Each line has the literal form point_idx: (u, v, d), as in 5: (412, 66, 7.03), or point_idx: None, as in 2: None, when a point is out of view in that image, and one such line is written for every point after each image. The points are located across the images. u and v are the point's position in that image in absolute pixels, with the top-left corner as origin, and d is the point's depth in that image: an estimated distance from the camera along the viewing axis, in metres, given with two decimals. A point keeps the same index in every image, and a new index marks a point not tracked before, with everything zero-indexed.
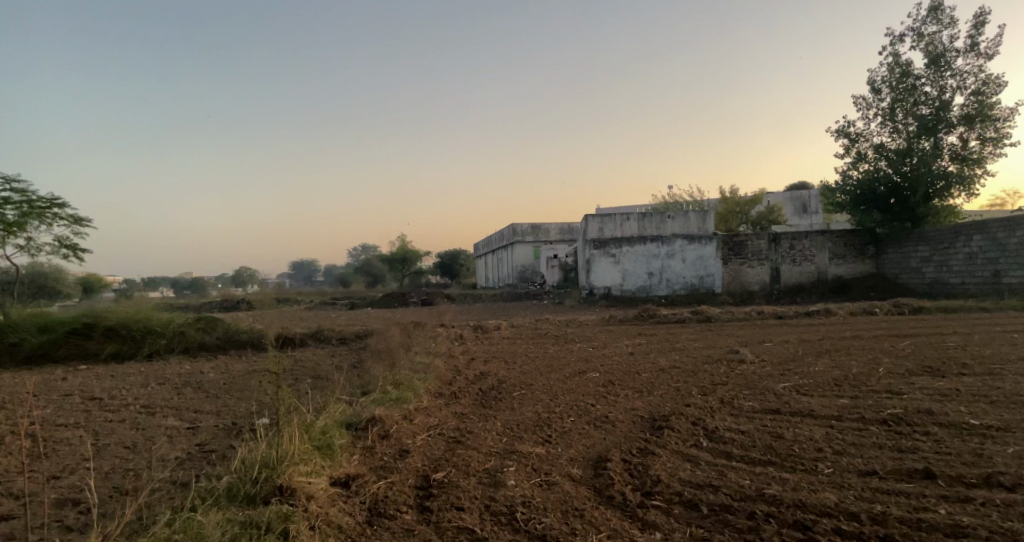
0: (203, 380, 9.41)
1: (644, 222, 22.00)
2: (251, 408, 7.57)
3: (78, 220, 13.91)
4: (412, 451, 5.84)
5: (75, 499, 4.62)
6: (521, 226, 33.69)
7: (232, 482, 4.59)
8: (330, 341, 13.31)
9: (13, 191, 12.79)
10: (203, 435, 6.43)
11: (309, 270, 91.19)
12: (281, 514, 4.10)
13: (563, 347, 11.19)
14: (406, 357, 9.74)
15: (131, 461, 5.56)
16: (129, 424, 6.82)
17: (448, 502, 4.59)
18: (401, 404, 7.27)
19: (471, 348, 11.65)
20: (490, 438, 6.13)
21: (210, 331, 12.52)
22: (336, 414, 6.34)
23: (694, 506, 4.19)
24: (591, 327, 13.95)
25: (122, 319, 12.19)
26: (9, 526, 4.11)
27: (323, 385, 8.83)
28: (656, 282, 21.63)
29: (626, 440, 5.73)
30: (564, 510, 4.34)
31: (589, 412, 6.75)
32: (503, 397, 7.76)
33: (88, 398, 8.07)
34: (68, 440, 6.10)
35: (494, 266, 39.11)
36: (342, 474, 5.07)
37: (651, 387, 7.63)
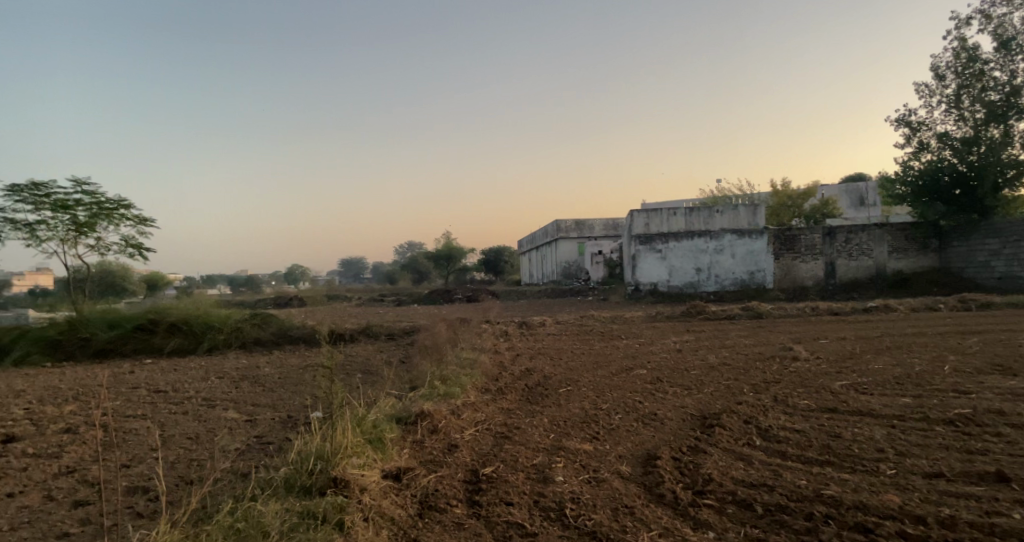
0: (259, 375, 9.73)
1: (692, 218, 21.63)
2: (305, 401, 7.80)
3: (142, 220, 14.51)
4: (461, 445, 5.92)
5: (144, 487, 4.85)
6: (565, 222, 33.60)
7: (289, 474, 4.74)
8: (378, 337, 13.59)
9: (84, 193, 13.44)
10: (260, 428, 6.67)
11: (358, 267, 93.75)
12: (336, 505, 4.23)
13: (610, 343, 11.12)
14: (453, 353, 9.87)
15: (195, 452, 5.82)
16: (192, 416, 7.13)
17: (498, 497, 4.63)
18: (449, 399, 7.37)
19: (517, 344, 11.71)
20: (537, 434, 6.15)
21: (265, 327, 13.00)
22: (386, 408, 6.49)
23: (749, 506, 4.11)
24: (637, 323, 13.83)
25: (184, 316, 12.73)
26: (85, 511, 4.36)
27: (372, 380, 9.01)
28: (704, 277, 21.23)
29: (676, 438, 5.67)
30: (614, 507, 4.33)
31: (637, 409, 6.71)
32: (549, 394, 7.76)
33: (153, 391, 8.47)
34: (136, 431, 6.42)
35: (538, 262, 39.08)
36: (394, 467, 5.18)
37: (701, 385, 7.51)
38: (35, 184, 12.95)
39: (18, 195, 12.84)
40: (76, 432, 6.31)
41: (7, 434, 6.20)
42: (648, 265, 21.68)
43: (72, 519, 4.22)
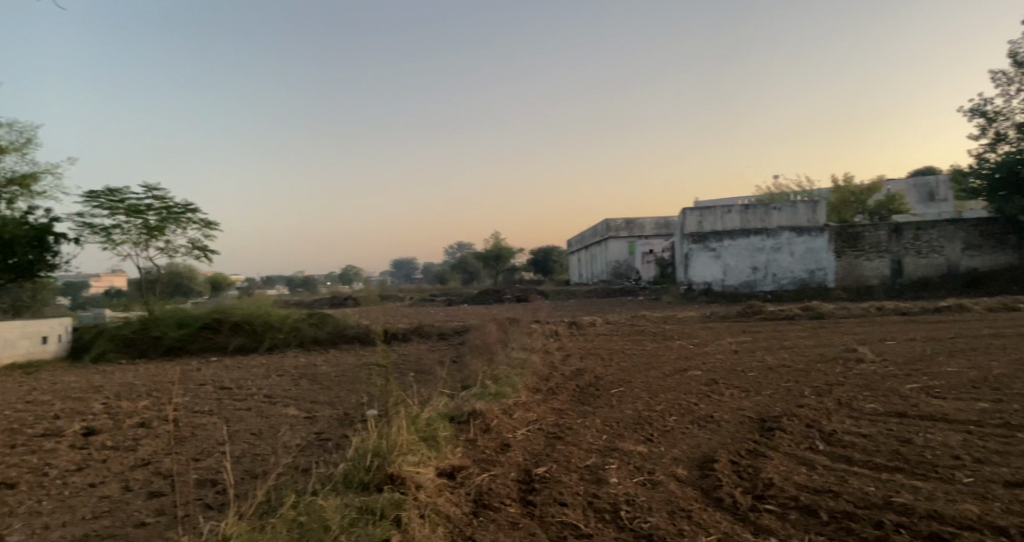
0: (317, 373, 10.02)
1: (747, 215, 21.48)
2: (361, 399, 7.99)
3: (207, 223, 15.12)
4: (513, 445, 5.95)
5: (212, 480, 5.06)
6: (615, 222, 33.26)
7: (348, 470, 4.85)
8: (430, 336, 13.79)
9: (154, 198, 14.12)
10: (318, 424, 6.86)
11: (408, 266, 95.38)
12: (393, 502, 4.31)
13: (663, 344, 10.97)
14: (504, 352, 9.93)
15: (258, 447, 6.04)
16: (255, 412, 7.40)
17: (551, 498, 4.63)
18: (501, 398, 7.41)
19: (567, 344, 11.67)
20: (590, 435, 6.12)
21: (322, 326, 13.41)
22: (440, 407, 6.58)
23: (813, 512, 3.99)
24: (690, 323, 13.59)
25: (246, 315, 13.23)
26: (160, 502, 4.58)
27: (425, 379, 9.15)
28: (761, 277, 20.63)
29: (733, 441, 5.54)
30: (670, 510, 4.27)
31: (693, 411, 6.59)
32: (601, 394, 7.71)
33: (219, 387, 8.83)
34: (204, 426, 6.71)
35: (588, 262, 38.82)
36: (448, 466, 5.24)
37: (759, 386, 7.32)
38: (109, 190, 13.68)
39: (94, 200, 13.59)
40: (150, 426, 6.65)
41: (87, 427, 6.57)
42: (701, 264, 21.22)
43: (147, 509, 4.44)
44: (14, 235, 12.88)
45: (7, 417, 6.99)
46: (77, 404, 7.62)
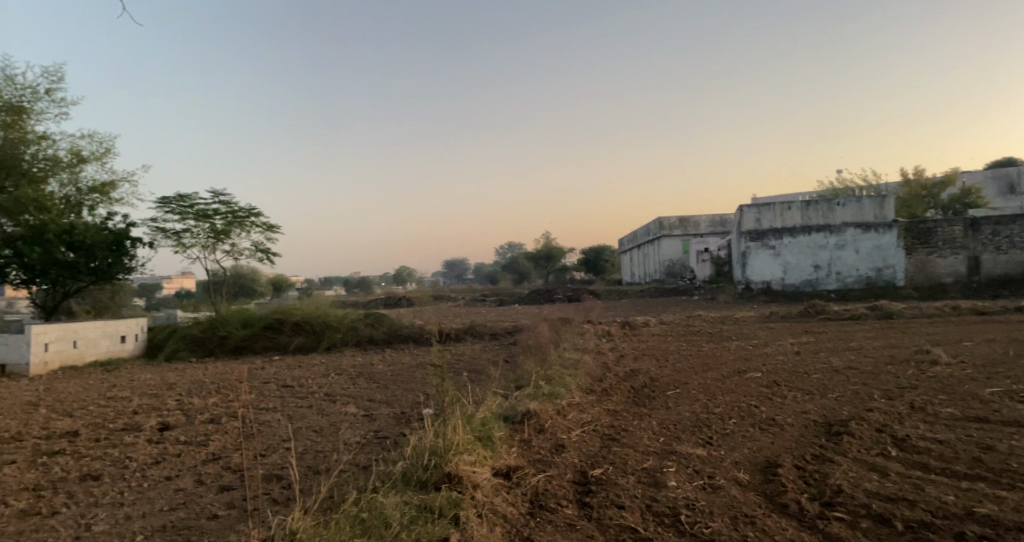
0: (373, 372, 10.26)
1: (809, 211, 20.12)
2: (417, 399, 8.13)
3: (269, 226, 15.66)
4: (568, 446, 5.93)
5: (278, 475, 5.24)
6: (668, 220, 32.70)
7: (406, 468, 4.92)
8: (483, 336, 13.91)
9: (221, 203, 14.72)
10: (376, 423, 7.01)
11: (459, 266, 96.44)
12: (451, 501, 4.36)
13: (720, 344, 10.73)
14: (557, 352, 9.93)
15: (320, 444, 6.22)
16: (317, 410, 7.63)
17: (609, 500, 4.59)
18: (555, 399, 7.40)
19: (621, 345, 11.55)
20: (647, 437, 6.04)
21: (377, 326, 13.79)
22: (494, 407, 6.62)
23: (887, 521, 3.82)
24: (749, 323, 13.25)
25: (305, 316, 13.66)
26: (230, 495, 4.78)
27: (479, 379, 9.22)
28: (824, 275, 19.94)
29: (798, 445, 5.36)
30: (733, 516, 4.17)
31: (754, 414, 6.41)
32: (656, 396, 7.58)
33: (282, 385, 9.15)
34: (269, 422, 6.96)
35: (640, 261, 38.32)
36: (504, 466, 5.27)
37: (824, 389, 7.06)
38: (179, 196, 14.34)
39: (166, 206, 14.28)
40: (220, 422, 6.94)
41: (162, 422, 6.91)
42: (759, 263, 20.67)
43: (219, 502, 4.64)
44: (95, 239, 13.66)
45: (91, 411, 7.43)
46: (153, 400, 8.03)
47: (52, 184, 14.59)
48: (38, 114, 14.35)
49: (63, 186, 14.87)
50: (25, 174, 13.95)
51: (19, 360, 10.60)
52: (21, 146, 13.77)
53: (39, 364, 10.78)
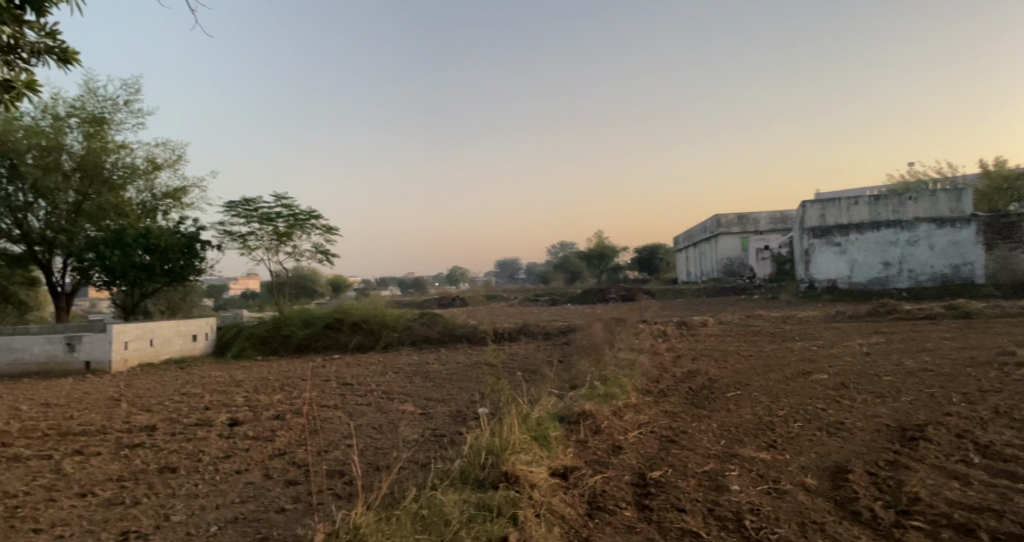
0: (429, 370, 10.41)
1: (877, 206, 19.76)
2: (472, 398, 8.20)
3: (328, 229, 16.11)
4: (625, 447, 5.85)
5: (340, 471, 5.37)
6: (726, 217, 31.91)
7: (463, 466, 4.96)
8: (536, 336, 13.92)
9: (283, 207, 15.24)
10: (433, 421, 7.10)
11: (511, 266, 96.78)
12: (509, 500, 4.38)
13: (782, 345, 10.39)
14: (612, 352, 9.83)
15: (380, 441, 6.35)
16: (376, 407, 7.80)
17: (669, 503, 4.51)
18: (611, 399, 7.32)
19: (677, 345, 11.32)
20: (707, 439, 5.90)
21: (432, 326, 14.01)
22: (549, 406, 6.60)
23: (971, 532, 3.61)
24: (813, 323, 12.79)
25: (363, 316, 14.00)
26: (296, 490, 4.94)
27: (534, 378, 9.22)
28: (895, 273, 19.02)
29: (869, 450, 5.13)
30: (800, 522, 4.03)
31: (821, 417, 6.17)
32: (716, 398, 7.40)
33: (342, 384, 9.40)
34: (331, 419, 7.16)
35: (696, 260, 37.50)
36: (560, 466, 5.24)
37: (897, 392, 6.73)
38: (245, 201, 14.94)
39: (233, 210, 14.89)
40: (285, 418, 7.18)
41: (232, 418, 7.21)
42: (824, 260, 19.87)
43: (286, 496, 4.80)
44: (168, 242, 14.33)
45: (167, 407, 7.81)
46: (222, 397, 8.39)
47: (130, 190, 15.43)
48: (117, 125, 15.23)
49: (140, 192, 15.70)
50: (106, 181, 14.82)
51: (102, 358, 11.24)
52: (102, 155, 14.64)
53: (119, 361, 11.40)
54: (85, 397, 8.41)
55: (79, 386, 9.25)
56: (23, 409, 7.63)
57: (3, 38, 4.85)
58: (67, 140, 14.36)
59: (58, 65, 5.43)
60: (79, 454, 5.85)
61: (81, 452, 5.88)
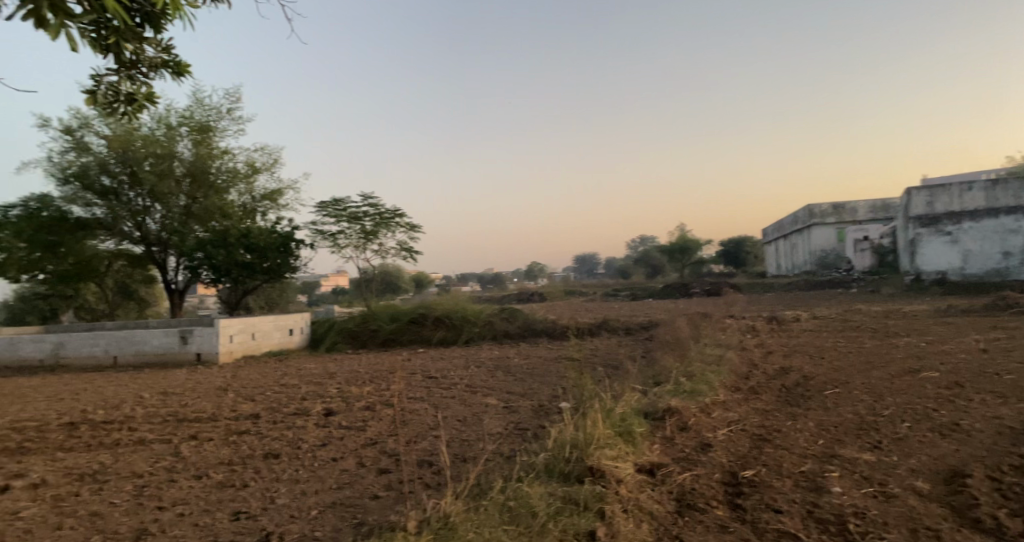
0: (511, 365, 10.51)
1: (994, 192, 17.66)
2: (554, 392, 8.20)
3: (412, 226, 16.57)
4: (715, 445, 5.67)
5: (428, 461, 5.51)
6: (820, 207, 30.25)
7: (548, 460, 4.96)
8: (618, 331, 13.76)
9: (370, 206, 15.82)
10: (516, 414, 7.16)
11: (590, 261, 96.08)
12: (596, 495, 4.34)
13: (885, 341, 9.74)
14: (698, 348, 9.56)
15: (465, 433, 6.47)
16: (460, 400, 7.96)
17: (764, 503, 4.33)
18: (697, 396, 7.12)
19: (768, 341, 10.84)
20: (803, 439, 5.62)
21: (512, 321, 14.17)
22: (634, 402, 6.49)
23: None
24: (919, 318, 11.92)
25: (446, 311, 14.32)
26: (387, 478, 5.11)
27: (616, 374, 9.12)
28: (1018, 263, 17.34)
29: (990, 454, 4.73)
30: (912, 528, 3.77)
31: (932, 418, 5.73)
32: (811, 396, 7.03)
33: (427, 376, 9.65)
34: (417, 411, 7.37)
35: (788, 253, 35.76)
36: (647, 462, 5.14)
37: (1022, 393, 6.15)
38: (335, 201, 15.62)
39: (324, 210, 15.61)
40: (375, 409, 7.46)
41: (327, 408, 7.56)
42: (933, 251, 18.59)
43: (379, 484, 4.97)
44: (267, 242, 15.19)
45: (268, 397, 8.31)
46: (317, 388, 8.81)
47: (233, 193, 16.39)
48: (221, 132, 16.29)
49: (242, 194, 16.63)
50: (212, 185, 15.90)
51: (211, 350, 12.09)
52: (208, 161, 15.73)
53: (225, 354, 12.22)
54: (198, 386, 9.09)
55: (191, 377, 9.99)
56: (145, 397, 8.34)
57: (127, 55, 5.28)
58: (179, 147, 15.52)
59: (173, 77, 5.85)
60: (194, 439, 6.32)
61: (196, 437, 6.35)
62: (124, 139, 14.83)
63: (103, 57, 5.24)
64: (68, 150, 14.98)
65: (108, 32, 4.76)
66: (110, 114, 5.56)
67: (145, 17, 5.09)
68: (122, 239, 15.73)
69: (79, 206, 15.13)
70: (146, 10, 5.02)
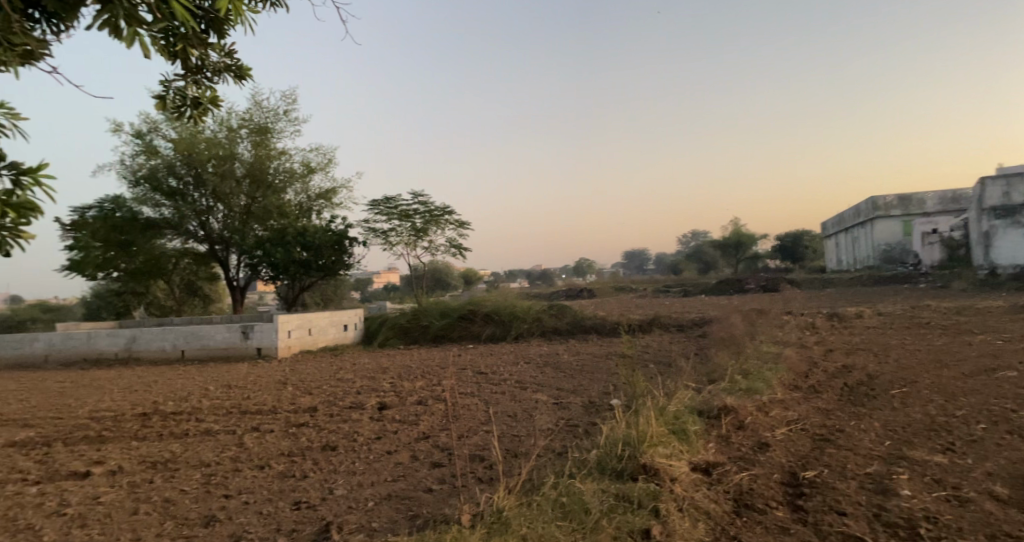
0: (560, 361, 10.49)
1: None
2: (605, 389, 8.13)
3: (461, 223, 16.72)
4: (773, 445, 5.50)
5: (480, 456, 5.55)
6: (884, 199, 28.98)
7: (600, 457, 4.92)
8: (670, 327, 13.54)
9: (420, 204, 16.04)
10: (566, 411, 7.14)
11: (639, 257, 94.84)
12: (650, 492, 4.28)
13: (957, 338, 9.26)
14: (754, 345, 9.31)
15: (516, 429, 6.49)
16: (510, 396, 7.98)
17: (827, 505, 4.18)
18: (753, 394, 6.93)
19: (828, 338, 10.45)
20: (868, 439, 5.40)
21: (561, 317, 14.13)
22: (687, 400, 6.36)
23: None
24: (994, 315, 11.28)
25: (495, 307, 14.38)
26: (440, 472, 5.17)
27: (669, 371, 8.97)
28: None
29: None
30: (989, 534, 3.57)
31: (1010, 420, 5.42)
32: (876, 395, 6.75)
33: (477, 372, 9.73)
34: (468, 406, 7.43)
35: (850, 247, 34.39)
36: (702, 461, 5.04)
37: None
38: (386, 199, 15.91)
39: (376, 209, 15.91)
40: (427, 404, 7.57)
41: (381, 402, 7.72)
42: (1009, 243, 17.62)
43: (432, 477, 5.04)
44: (322, 240, 15.60)
45: (325, 390, 8.55)
46: (371, 383, 9.01)
47: (290, 192, 16.88)
48: (278, 133, 16.80)
49: (298, 193, 17.11)
50: (270, 185, 16.43)
51: (270, 345, 12.51)
52: (267, 162, 16.26)
53: (284, 348, 12.62)
54: (259, 379, 9.43)
55: (252, 370, 10.36)
56: (211, 389, 8.71)
57: (193, 60, 5.49)
58: (239, 149, 16.10)
59: (235, 81, 6.05)
60: (256, 430, 6.55)
61: (258, 428, 6.59)
62: (189, 142, 15.50)
63: (170, 64, 5.47)
64: (138, 154, 15.74)
65: (176, 39, 4.96)
66: (177, 119, 5.80)
67: (209, 23, 5.28)
68: (187, 238, 16.44)
69: (149, 207, 15.91)
70: (211, 16, 5.21)
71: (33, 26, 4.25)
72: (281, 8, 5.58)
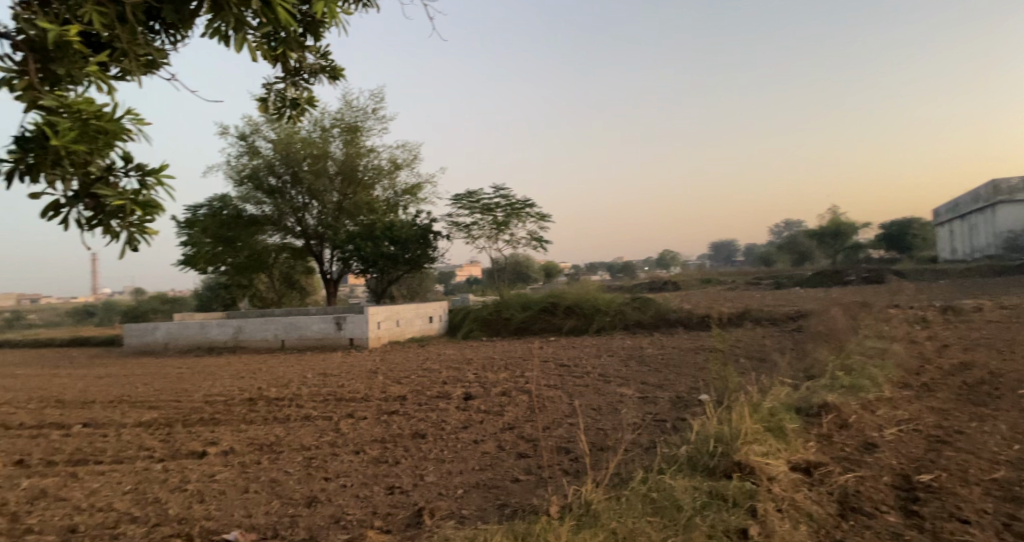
0: (645, 355, 10.27)
1: None
2: (694, 384, 7.88)
3: (542, 216, 16.72)
4: (882, 446, 5.14)
5: (565, 448, 5.52)
6: (1006, 182, 26.50)
7: (691, 452, 4.77)
8: (762, 321, 12.96)
9: (502, 197, 16.17)
10: (653, 405, 6.98)
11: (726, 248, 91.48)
12: (745, 491, 4.10)
13: None
14: (856, 339, 8.74)
15: (601, 422, 6.41)
16: (595, 389, 7.90)
17: (946, 512, 3.87)
18: (857, 392, 6.51)
19: (942, 333, 9.66)
20: (993, 443, 4.95)
21: (645, 310, 13.84)
22: (784, 396, 6.05)
23: None
24: None
25: (576, 300, 14.25)
26: (526, 462, 5.19)
27: (762, 366, 8.58)
28: None
29: None
30: None
31: None
32: (999, 396, 6.17)
33: (560, 364, 9.71)
34: (553, 398, 7.42)
35: (966, 235, 31.71)
36: (802, 460, 4.78)
37: None
38: (469, 193, 16.15)
39: (459, 202, 16.19)
40: (511, 395, 7.62)
41: (466, 392, 7.84)
42: None
43: (519, 467, 5.07)
44: (407, 235, 16.03)
45: (413, 380, 8.79)
46: (456, 373, 9.18)
47: (378, 189, 17.43)
48: (367, 131, 17.35)
49: (386, 190, 17.59)
50: (360, 181, 17.05)
51: (362, 336, 13.01)
52: (357, 159, 16.87)
53: (374, 339, 13.08)
54: (352, 368, 9.83)
55: (345, 360, 10.81)
56: (308, 377, 9.18)
57: (292, 63, 5.75)
58: (332, 147, 16.79)
59: (330, 81, 6.30)
60: (350, 416, 6.84)
61: (351, 415, 6.86)
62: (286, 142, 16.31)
63: (272, 67, 5.75)
64: (242, 154, 16.78)
65: (277, 43, 5.20)
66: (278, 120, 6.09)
67: (306, 26, 5.51)
68: (285, 234, 17.33)
69: (252, 204, 16.92)
70: (308, 19, 5.43)
71: (153, 38, 4.58)
72: (372, 8, 5.73)
